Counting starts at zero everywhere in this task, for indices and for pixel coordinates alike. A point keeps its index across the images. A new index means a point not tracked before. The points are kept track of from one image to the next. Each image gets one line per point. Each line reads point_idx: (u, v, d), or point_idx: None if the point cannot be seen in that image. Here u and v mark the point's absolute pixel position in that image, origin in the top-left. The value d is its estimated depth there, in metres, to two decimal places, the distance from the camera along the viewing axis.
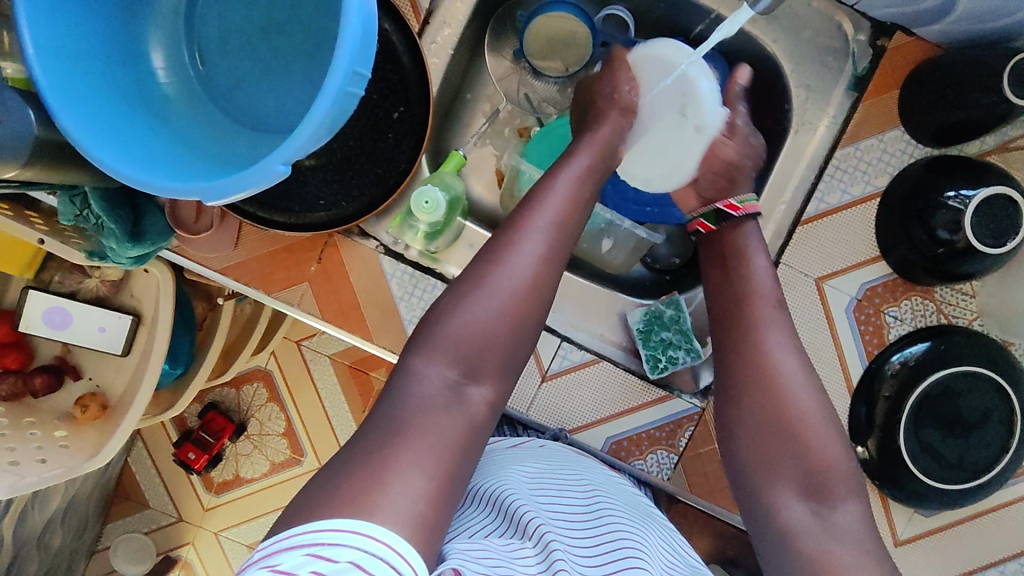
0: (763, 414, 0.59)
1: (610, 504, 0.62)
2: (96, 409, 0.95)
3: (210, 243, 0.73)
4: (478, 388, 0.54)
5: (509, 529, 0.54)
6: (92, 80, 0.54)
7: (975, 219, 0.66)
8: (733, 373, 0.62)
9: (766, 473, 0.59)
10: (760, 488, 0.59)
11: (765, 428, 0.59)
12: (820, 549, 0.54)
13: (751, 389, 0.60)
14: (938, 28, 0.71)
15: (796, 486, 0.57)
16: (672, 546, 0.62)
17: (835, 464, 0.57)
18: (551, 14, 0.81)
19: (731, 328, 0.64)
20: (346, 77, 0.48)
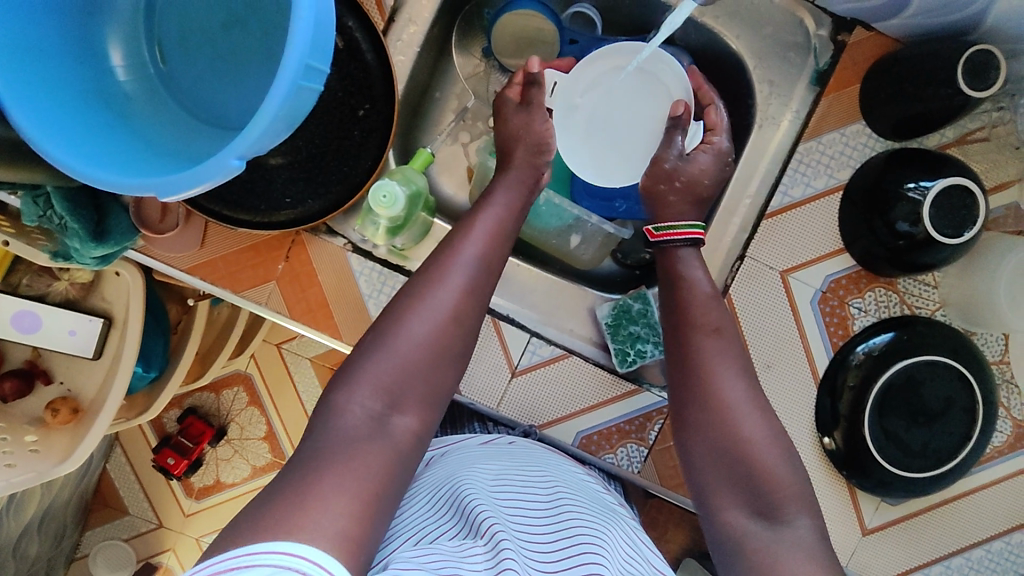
0: (711, 411, 0.61)
1: (571, 499, 0.63)
2: (67, 412, 0.93)
3: (175, 243, 0.71)
4: (404, 417, 0.55)
5: (465, 532, 0.54)
6: (49, 77, 0.54)
7: (933, 210, 0.67)
8: (680, 374, 0.64)
9: (717, 468, 0.60)
10: (715, 480, 0.60)
11: (709, 426, 0.61)
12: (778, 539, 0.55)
13: (697, 388, 0.62)
14: (897, 22, 0.73)
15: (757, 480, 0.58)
16: (634, 543, 0.62)
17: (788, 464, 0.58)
18: (517, 12, 0.82)
19: (692, 322, 0.65)
20: (299, 70, 0.48)
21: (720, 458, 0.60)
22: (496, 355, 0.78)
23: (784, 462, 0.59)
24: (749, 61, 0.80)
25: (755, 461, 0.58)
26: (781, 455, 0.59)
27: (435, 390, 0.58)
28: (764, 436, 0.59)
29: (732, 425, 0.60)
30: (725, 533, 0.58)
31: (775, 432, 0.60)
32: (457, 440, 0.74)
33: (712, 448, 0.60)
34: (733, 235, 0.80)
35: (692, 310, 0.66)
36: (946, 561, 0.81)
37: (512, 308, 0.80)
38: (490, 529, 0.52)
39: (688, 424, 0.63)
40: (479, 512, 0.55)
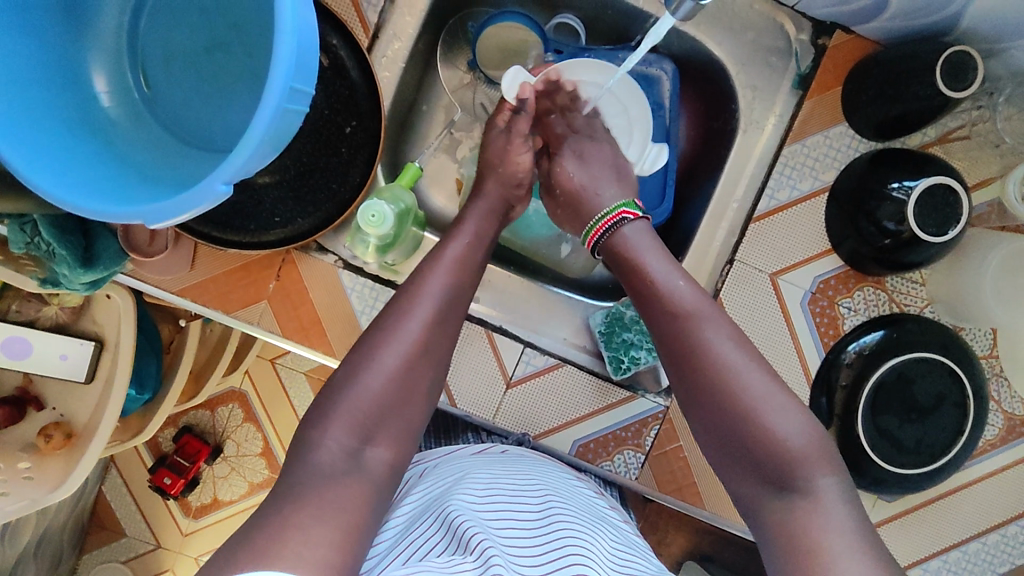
0: (707, 384, 0.60)
1: (562, 508, 0.63)
2: (61, 438, 0.93)
3: (166, 266, 0.72)
4: (377, 453, 0.57)
5: (456, 548, 0.54)
6: (32, 108, 0.54)
7: (917, 209, 0.68)
8: (669, 350, 0.63)
9: (723, 441, 0.60)
10: (724, 454, 0.60)
11: (705, 399, 0.60)
12: (787, 511, 0.55)
13: (689, 362, 0.61)
14: (876, 25, 0.74)
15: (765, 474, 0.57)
16: (628, 549, 0.62)
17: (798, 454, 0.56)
18: (500, 24, 0.84)
19: (662, 306, 0.65)
20: (284, 93, 0.48)
21: (724, 431, 0.59)
22: (489, 366, 0.78)
23: (789, 424, 0.57)
24: (732, 67, 0.80)
25: (759, 430, 0.57)
26: (784, 412, 0.58)
27: (412, 404, 0.59)
28: (767, 403, 0.58)
29: (727, 396, 0.59)
30: (753, 508, 0.58)
31: (780, 392, 0.59)
32: (449, 451, 0.74)
33: (715, 421, 0.60)
34: (722, 239, 0.80)
35: (666, 308, 0.64)
36: (943, 556, 0.81)
37: (505, 319, 0.80)
38: (479, 545, 0.53)
39: (688, 402, 0.62)
40: (467, 528, 0.55)
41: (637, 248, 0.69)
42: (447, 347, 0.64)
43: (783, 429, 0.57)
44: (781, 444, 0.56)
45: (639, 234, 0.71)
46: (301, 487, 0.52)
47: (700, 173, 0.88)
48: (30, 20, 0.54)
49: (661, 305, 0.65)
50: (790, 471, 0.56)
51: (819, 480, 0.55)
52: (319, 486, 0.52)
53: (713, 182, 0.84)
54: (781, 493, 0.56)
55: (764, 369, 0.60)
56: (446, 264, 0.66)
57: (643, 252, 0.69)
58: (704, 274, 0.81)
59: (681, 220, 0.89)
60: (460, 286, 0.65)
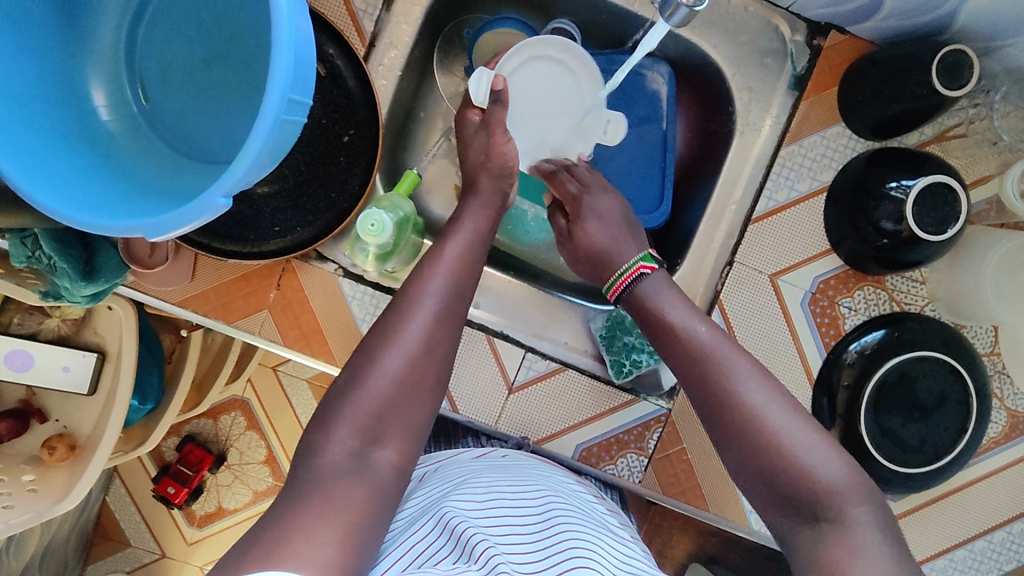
0: (736, 429, 0.59)
1: (563, 510, 0.63)
2: (65, 449, 0.93)
3: (166, 278, 0.71)
4: (388, 443, 0.56)
5: (462, 559, 0.54)
6: (31, 123, 0.54)
7: (916, 208, 0.68)
8: (696, 395, 0.63)
9: (759, 484, 0.58)
10: (762, 497, 0.59)
11: (736, 443, 0.59)
12: (829, 548, 0.53)
13: (716, 408, 0.61)
14: (871, 25, 0.74)
15: (797, 505, 0.56)
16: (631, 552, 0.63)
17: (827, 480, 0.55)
18: (495, 31, 0.85)
19: (683, 351, 0.64)
20: (282, 105, 0.48)
21: (758, 474, 0.58)
22: (491, 371, 0.78)
23: (820, 455, 0.56)
24: (728, 69, 0.80)
25: (791, 468, 0.56)
26: (814, 449, 0.57)
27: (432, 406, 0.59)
28: (791, 434, 0.57)
29: (755, 439, 0.58)
30: (788, 539, 0.57)
31: (808, 430, 0.58)
32: (450, 456, 0.75)
33: (750, 466, 0.59)
34: (721, 241, 0.80)
35: (683, 346, 0.64)
36: (949, 554, 0.81)
37: (506, 324, 0.80)
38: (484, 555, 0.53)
39: (721, 448, 0.61)
40: (471, 537, 0.55)
41: (652, 294, 0.69)
42: (454, 352, 0.64)
43: (817, 469, 0.55)
44: (812, 477, 0.55)
45: (655, 277, 0.70)
46: (304, 493, 0.51)
47: (698, 174, 0.88)
48: (26, 33, 0.55)
49: (682, 350, 0.64)
50: (826, 508, 0.55)
51: (855, 514, 0.54)
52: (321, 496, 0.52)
53: (711, 184, 0.84)
54: (818, 529, 0.55)
55: (791, 406, 0.59)
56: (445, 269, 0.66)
57: (655, 296, 0.68)
58: (704, 276, 0.81)
59: (680, 222, 0.89)
60: (461, 293, 0.65)
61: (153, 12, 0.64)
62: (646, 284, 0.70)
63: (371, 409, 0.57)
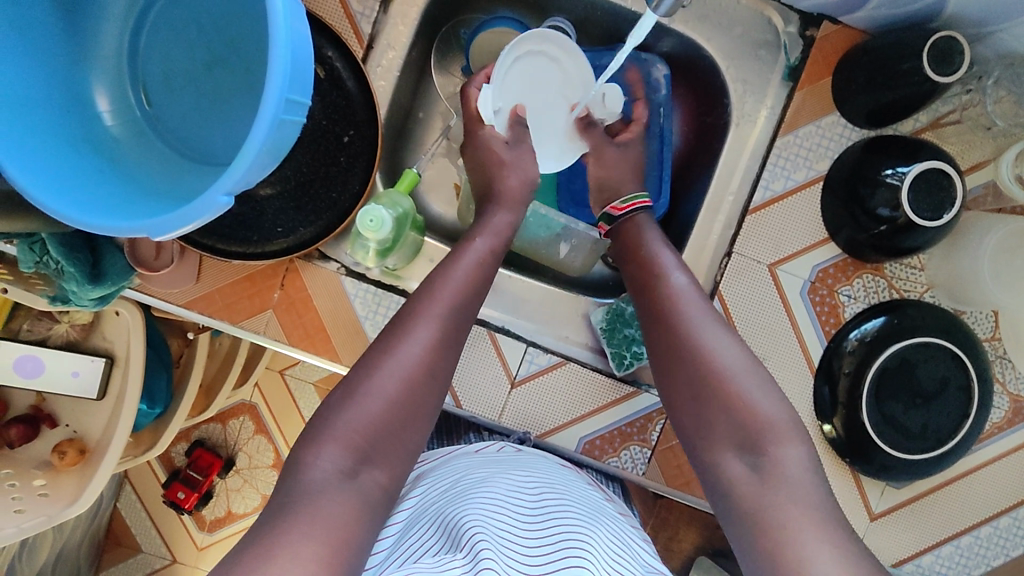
0: (684, 349, 0.64)
1: (558, 499, 0.64)
2: (75, 454, 0.94)
3: (172, 280, 0.73)
4: (372, 471, 0.57)
5: (452, 547, 0.55)
6: (36, 128, 0.55)
7: (911, 195, 0.68)
8: (654, 319, 0.68)
9: (692, 402, 0.62)
10: (693, 417, 0.62)
11: (682, 362, 0.63)
12: (755, 476, 0.56)
13: (667, 329, 0.65)
14: (863, 14, 0.75)
15: (732, 443, 0.59)
16: (627, 544, 0.64)
17: (767, 423, 0.59)
18: (492, 30, 0.86)
19: (652, 284, 0.70)
20: (280, 104, 0.49)
21: (694, 394, 0.62)
22: (493, 367, 0.79)
23: (763, 398, 0.60)
24: (722, 62, 0.81)
25: (733, 401, 0.60)
26: (758, 382, 0.61)
27: None
28: (742, 374, 0.61)
29: (705, 365, 0.62)
30: (717, 469, 0.60)
31: (756, 368, 0.62)
32: (450, 451, 0.75)
33: (688, 385, 0.63)
34: (719, 233, 0.81)
35: (651, 283, 0.70)
36: (955, 542, 0.81)
37: (507, 319, 0.81)
38: (470, 540, 0.54)
39: (664, 366, 0.65)
40: (461, 526, 0.56)
41: (642, 236, 0.76)
42: (455, 346, 0.64)
43: (755, 398, 0.60)
44: (752, 413, 0.59)
45: (648, 223, 0.77)
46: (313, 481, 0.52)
47: (696, 167, 0.89)
48: (31, 43, 0.56)
49: (652, 282, 0.70)
50: (756, 434, 0.58)
51: (786, 449, 0.57)
52: (323, 490, 0.53)
53: (708, 177, 0.85)
54: (747, 455, 0.58)
55: (740, 346, 0.64)
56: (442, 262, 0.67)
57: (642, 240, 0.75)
58: (703, 269, 0.82)
59: (679, 215, 0.89)
60: (461, 289, 0.66)
61: (154, 18, 0.65)
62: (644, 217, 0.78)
63: (374, 401, 0.58)
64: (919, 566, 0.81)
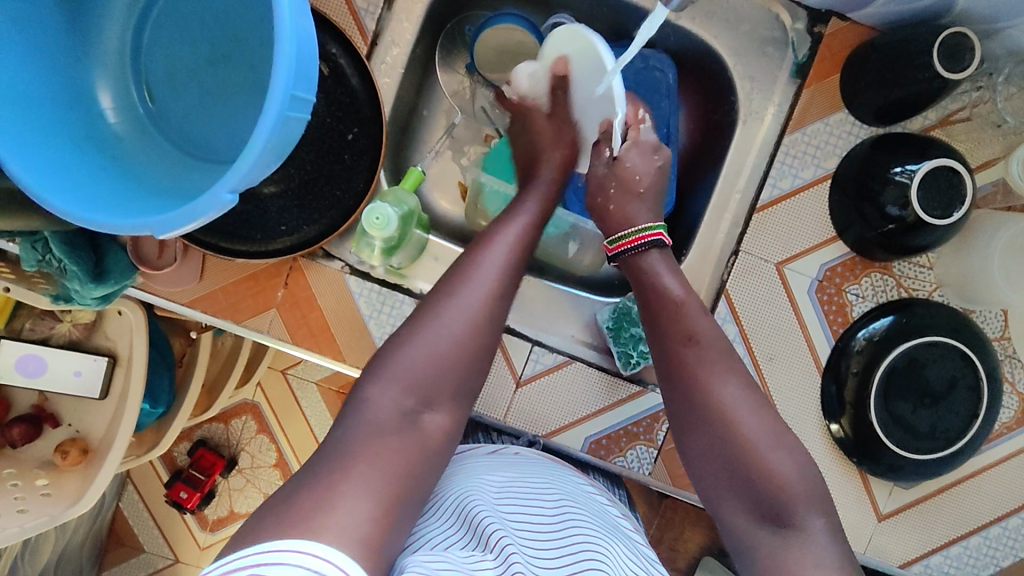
0: (704, 420, 0.60)
1: (575, 512, 0.63)
2: (77, 453, 0.93)
3: (175, 278, 0.73)
4: (433, 414, 0.57)
5: (475, 544, 0.54)
6: (39, 124, 0.55)
7: (921, 193, 0.68)
8: (667, 370, 0.63)
9: (714, 472, 0.59)
10: (713, 483, 0.59)
11: (698, 426, 0.60)
12: (781, 548, 0.55)
13: (684, 390, 0.61)
14: (872, 11, 0.74)
15: (755, 512, 0.57)
16: (636, 556, 0.63)
17: (790, 489, 0.56)
18: (496, 26, 0.84)
19: (670, 336, 0.64)
20: (285, 101, 0.49)
21: (714, 460, 0.59)
22: (499, 366, 0.78)
23: (785, 462, 0.57)
24: (729, 59, 0.81)
25: (755, 468, 0.57)
26: (783, 451, 0.58)
27: (446, 398, 0.59)
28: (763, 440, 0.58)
29: (723, 432, 0.58)
30: (739, 534, 0.58)
31: (779, 438, 0.58)
32: (462, 449, 0.75)
33: (710, 454, 0.59)
34: (726, 231, 0.81)
35: (663, 329, 0.65)
36: (963, 542, 0.80)
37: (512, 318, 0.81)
38: (499, 543, 0.53)
39: (681, 429, 0.62)
40: (488, 525, 0.55)
41: (655, 272, 0.69)
42: None
43: (779, 474, 0.57)
44: (776, 481, 0.56)
45: (659, 259, 0.70)
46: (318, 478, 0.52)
47: (704, 165, 0.88)
48: (35, 40, 0.56)
49: (670, 336, 0.64)
50: (780, 509, 0.56)
51: (809, 517, 0.56)
52: None
53: (715, 174, 0.84)
54: (773, 530, 0.56)
55: (762, 413, 0.59)
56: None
57: (651, 270, 0.69)
58: (710, 267, 0.81)
59: (686, 212, 0.89)
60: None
61: (157, 15, 0.65)
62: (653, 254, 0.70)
63: (396, 387, 0.56)
64: (927, 567, 0.80)
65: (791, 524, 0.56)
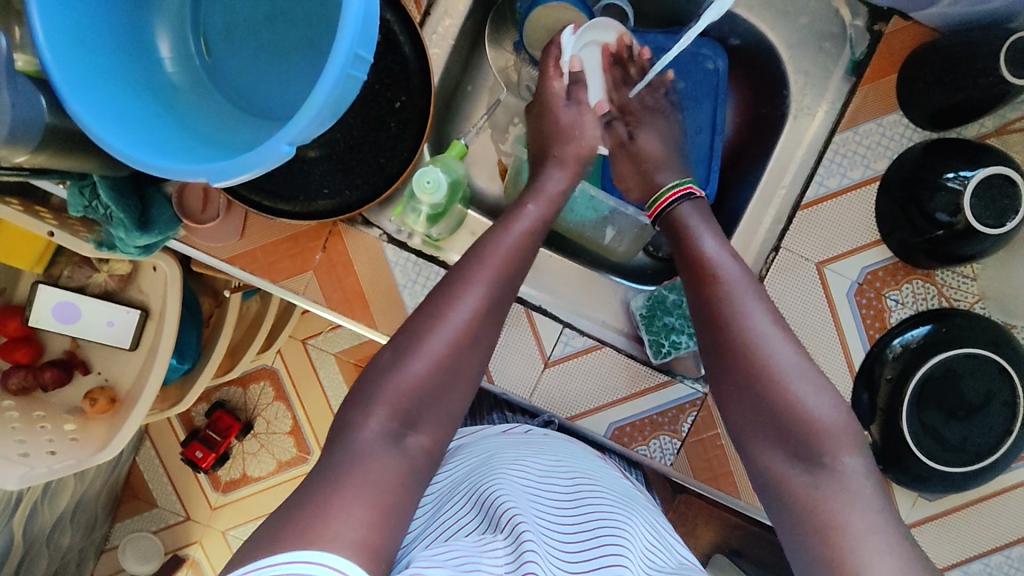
0: (737, 350, 0.58)
1: (588, 490, 0.64)
2: (105, 402, 0.95)
3: (217, 233, 0.73)
4: (418, 437, 0.55)
5: (489, 529, 0.55)
6: (102, 69, 0.55)
7: (974, 201, 0.66)
8: (699, 307, 0.62)
9: (745, 406, 0.57)
10: (746, 423, 0.57)
11: (730, 355, 0.58)
12: (811, 486, 0.52)
13: (716, 322, 0.60)
14: (937, 11, 0.72)
15: (786, 453, 0.54)
16: (656, 532, 0.63)
17: (823, 429, 0.54)
18: (547, 5, 0.83)
19: (700, 281, 0.64)
20: (348, 59, 0.49)
21: (745, 393, 0.57)
22: (528, 346, 0.78)
23: (819, 401, 0.55)
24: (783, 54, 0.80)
25: (788, 404, 0.55)
26: (814, 388, 0.55)
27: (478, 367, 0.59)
28: (798, 375, 0.56)
29: (758, 363, 0.56)
30: (768, 470, 0.55)
31: (811, 368, 0.56)
32: (477, 430, 0.76)
33: (741, 386, 0.57)
34: (768, 227, 0.80)
35: (697, 270, 0.64)
36: (983, 560, 0.79)
37: (544, 298, 0.81)
38: (509, 522, 0.53)
39: (714, 368, 0.60)
40: (499, 506, 0.55)
41: (691, 226, 0.70)
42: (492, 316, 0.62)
43: (813, 405, 0.54)
44: (809, 418, 0.54)
45: (694, 215, 0.71)
46: None
47: (749, 159, 0.87)
48: None
49: (701, 277, 0.63)
50: (810, 439, 0.53)
51: (843, 461, 0.53)
52: (363, 451, 0.52)
53: (759, 170, 0.83)
54: (803, 464, 0.53)
55: (795, 346, 0.58)
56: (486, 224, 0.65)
57: (691, 226, 0.69)
58: (748, 262, 0.81)
59: (727, 207, 0.88)
60: (510, 250, 0.64)
61: None
62: (687, 206, 0.72)
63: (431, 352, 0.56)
64: None
65: (822, 465, 0.53)
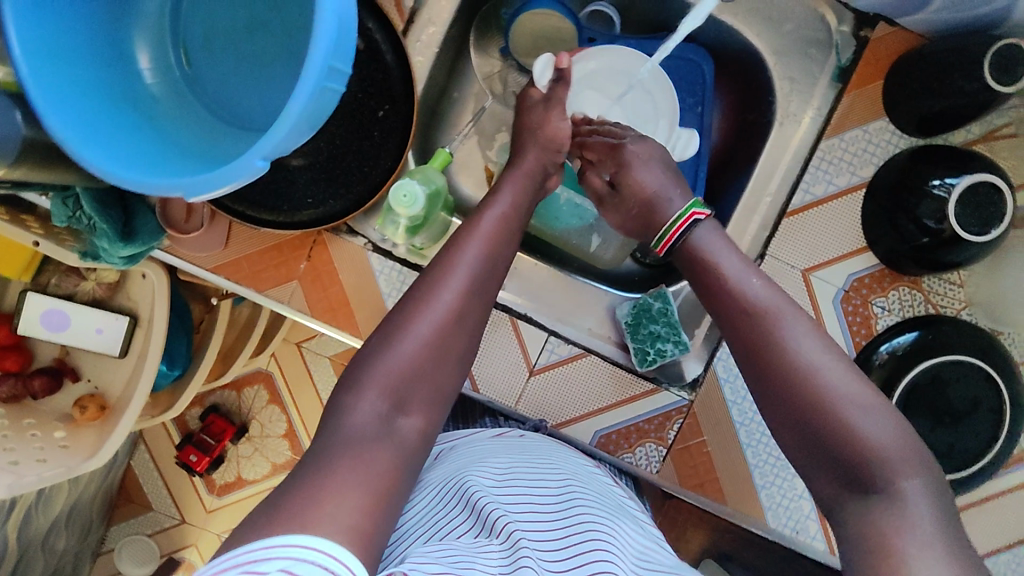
0: (781, 379, 0.55)
1: (585, 497, 0.63)
2: (95, 409, 0.96)
3: (200, 243, 0.74)
4: (409, 420, 0.55)
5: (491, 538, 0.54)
6: (80, 82, 0.55)
7: (959, 208, 0.66)
8: (735, 333, 0.60)
9: (792, 434, 0.55)
10: (796, 452, 0.55)
11: (773, 382, 0.56)
12: (867, 513, 0.50)
13: (756, 349, 0.58)
14: (922, 17, 0.71)
15: (839, 481, 0.52)
16: (648, 536, 0.64)
17: (876, 450, 0.51)
18: (534, 11, 0.83)
19: (730, 304, 0.61)
20: (323, 73, 0.49)
21: (793, 419, 0.54)
22: (513, 354, 0.78)
23: (871, 421, 0.52)
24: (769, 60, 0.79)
25: (833, 426, 0.52)
26: (865, 408, 0.52)
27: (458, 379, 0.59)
28: (844, 394, 0.53)
29: (802, 389, 0.54)
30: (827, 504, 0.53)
31: (862, 389, 0.53)
32: (468, 434, 0.76)
33: (781, 409, 0.55)
34: (754, 234, 0.79)
35: (728, 291, 0.62)
36: None
37: (529, 306, 0.80)
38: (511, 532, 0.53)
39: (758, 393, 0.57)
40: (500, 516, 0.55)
41: (709, 245, 0.65)
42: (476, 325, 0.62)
43: (861, 424, 0.51)
44: (859, 440, 0.51)
45: (711, 232, 0.66)
46: (322, 452, 0.51)
47: (736, 166, 0.87)
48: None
49: (733, 301, 0.61)
50: (869, 469, 0.51)
51: (900, 483, 0.50)
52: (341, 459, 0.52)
53: (746, 176, 0.83)
54: (860, 495, 0.51)
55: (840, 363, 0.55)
56: (471, 233, 0.65)
57: (710, 248, 0.65)
58: None
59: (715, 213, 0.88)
60: (495, 259, 0.64)
61: None
62: (703, 227, 0.67)
63: (411, 366, 0.56)
64: None
65: (876, 489, 0.50)
